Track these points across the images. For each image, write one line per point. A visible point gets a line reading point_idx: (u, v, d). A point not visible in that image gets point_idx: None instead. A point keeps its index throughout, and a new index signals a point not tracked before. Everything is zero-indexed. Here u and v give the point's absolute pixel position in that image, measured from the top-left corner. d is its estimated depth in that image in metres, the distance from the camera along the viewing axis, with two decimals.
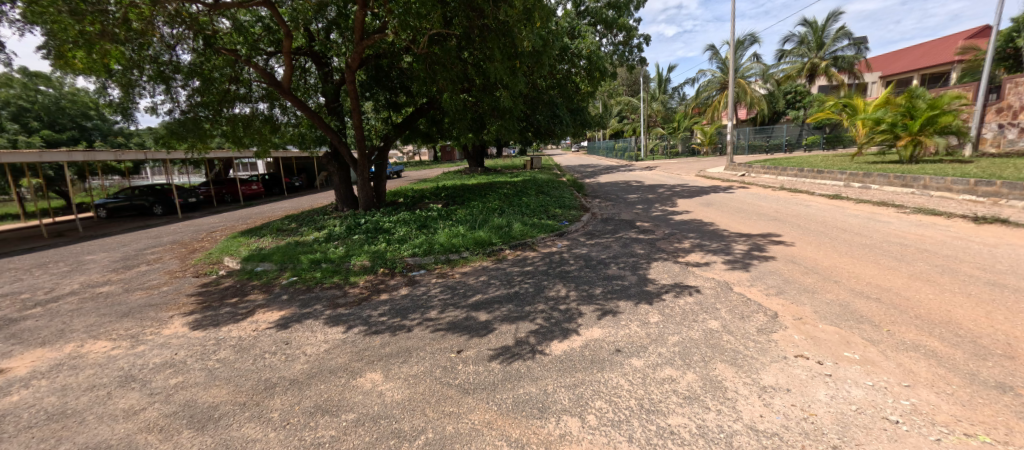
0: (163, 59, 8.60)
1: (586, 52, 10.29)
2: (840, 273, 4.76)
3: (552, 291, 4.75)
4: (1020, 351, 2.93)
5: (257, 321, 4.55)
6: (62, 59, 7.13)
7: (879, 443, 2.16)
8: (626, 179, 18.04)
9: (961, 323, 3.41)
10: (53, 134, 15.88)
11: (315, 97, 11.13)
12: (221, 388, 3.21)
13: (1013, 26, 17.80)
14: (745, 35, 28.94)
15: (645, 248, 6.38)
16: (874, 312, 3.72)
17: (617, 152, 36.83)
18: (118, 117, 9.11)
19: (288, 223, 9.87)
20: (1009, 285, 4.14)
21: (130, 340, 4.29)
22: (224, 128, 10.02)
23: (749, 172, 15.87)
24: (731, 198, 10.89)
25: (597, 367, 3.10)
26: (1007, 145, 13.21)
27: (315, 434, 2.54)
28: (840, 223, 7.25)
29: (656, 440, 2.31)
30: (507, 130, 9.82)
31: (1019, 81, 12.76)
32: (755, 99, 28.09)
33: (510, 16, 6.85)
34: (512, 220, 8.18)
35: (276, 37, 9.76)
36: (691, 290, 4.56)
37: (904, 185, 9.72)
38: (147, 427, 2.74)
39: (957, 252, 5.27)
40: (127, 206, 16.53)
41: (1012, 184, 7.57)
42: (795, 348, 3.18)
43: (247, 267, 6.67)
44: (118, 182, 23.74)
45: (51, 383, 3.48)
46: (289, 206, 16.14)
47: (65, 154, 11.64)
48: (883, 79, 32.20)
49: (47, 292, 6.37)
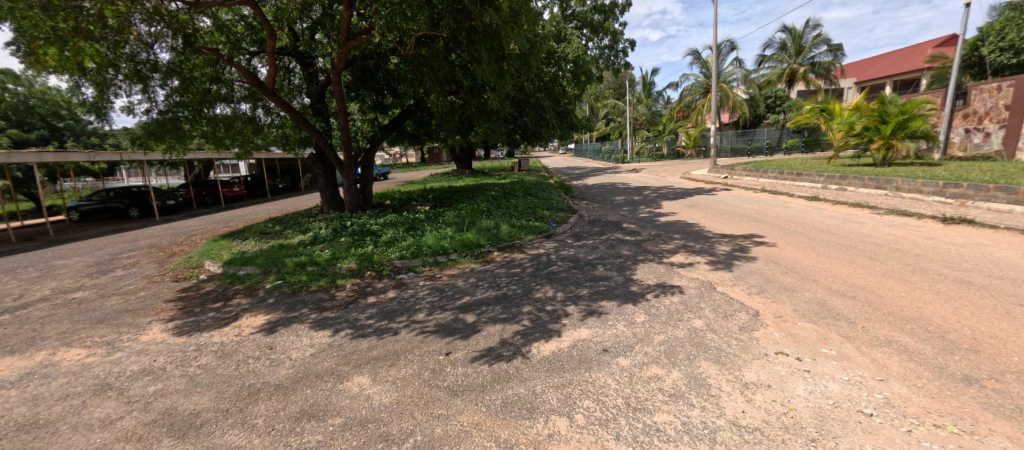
0: (140, 58, 8.37)
1: (572, 56, 10.51)
2: (819, 272, 4.92)
3: (539, 292, 4.79)
4: (985, 345, 3.08)
5: (240, 326, 4.46)
6: (34, 56, 6.83)
7: (855, 436, 2.24)
8: (612, 181, 18.25)
9: (930, 319, 3.56)
10: (21, 134, 15.31)
11: (300, 98, 10.93)
12: (203, 395, 3.15)
13: (978, 36, 18.55)
14: (724, 41, 29.55)
15: (632, 249, 6.49)
16: (850, 309, 3.85)
17: (603, 154, 37.21)
18: (92, 117, 8.85)
19: (271, 226, 9.69)
20: (976, 283, 4.32)
21: (105, 347, 4.17)
22: (204, 129, 9.83)
23: (732, 175, 16.28)
24: (715, 200, 11.12)
25: (585, 367, 3.14)
26: (974, 149, 13.72)
27: (302, 439, 2.52)
28: (818, 224, 7.47)
29: (643, 438, 2.35)
30: (494, 132, 9.83)
31: (983, 88, 13.25)
32: (737, 102, 28.87)
33: (497, 20, 6.87)
34: (500, 222, 8.21)
35: (259, 37, 9.60)
36: (675, 289, 4.65)
37: (877, 187, 10.08)
38: (126, 436, 2.67)
39: (926, 252, 5.50)
40: (102, 209, 16.09)
41: (978, 186, 7.95)
42: (775, 345, 3.28)
43: (228, 271, 6.55)
44: (91, 184, 23.09)
45: (21, 393, 3.36)
46: (273, 208, 15.86)
47: (36, 155, 11.22)
48: (859, 85, 33.20)
49: (16, 299, 6.12)
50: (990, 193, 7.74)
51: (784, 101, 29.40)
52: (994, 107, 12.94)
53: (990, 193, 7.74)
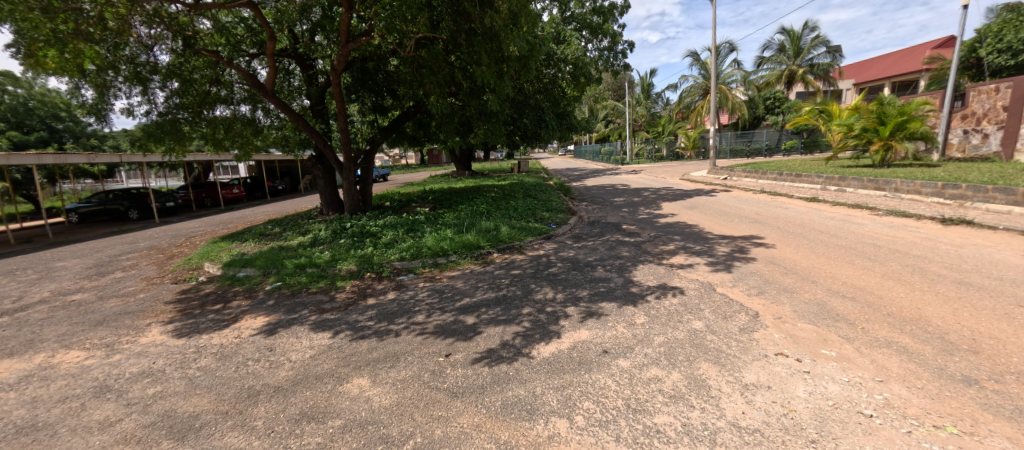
0: (140, 60, 8.40)
1: (572, 57, 10.54)
2: (818, 273, 4.93)
3: (539, 293, 4.80)
4: (985, 346, 3.09)
5: (240, 328, 4.46)
6: (34, 58, 6.85)
7: (855, 437, 2.25)
8: (611, 183, 18.27)
9: (930, 320, 3.57)
10: (21, 136, 15.32)
11: (299, 100, 10.94)
12: (202, 397, 3.14)
13: (975, 37, 18.61)
14: (723, 43, 29.63)
15: (632, 250, 6.50)
16: (850, 310, 3.85)
17: (603, 155, 37.28)
18: (91, 119, 8.86)
19: (271, 228, 9.69)
20: (975, 284, 4.33)
21: (104, 349, 4.16)
22: (204, 131, 9.83)
23: (731, 175, 16.33)
24: (714, 201, 11.13)
25: (585, 369, 3.14)
26: (972, 150, 13.73)
27: (301, 442, 2.52)
28: (817, 225, 7.48)
29: (642, 439, 2.36)
30: (494, 133, 9.84)
31: (981, 90, 13.27)
32: (736, 104, 28.96)
33: (496, 22, 6.88)
34: (500, 223, 8.23)
35: (258, 39, 9.56)
36: (675, 290, 4.66)
37: (876, 188, 10.10)
38: (125, 439, 2.67)
39: (925, 252, 5.51)
40: (101, 211, 16.08)
41: (977, 187, 7.97)
42: (775, 346, 3.28)
43: (228, 272, 6.55)
44: (91, 186, 23.09)
45: (20, 395, 3.35)
46: (272, 210, 15.87)
47: (35, 157, 11.23)
48: (857, 86, 33.26)
49: (15, 301, 6.11)
50: (988, 194, 7.76)
51: (783, 103, 29.48)
52: (992, 109, 12.97)
53: (988, 194, 7.76)
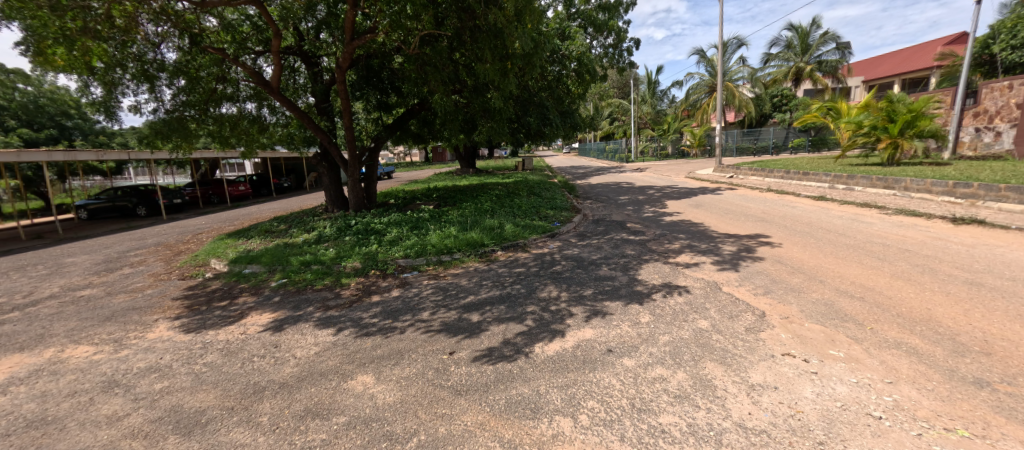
0: (147, 57, 8.41)
1: (576, 53, 10.48)
2: (825, 272, 4.87)
3: (543, 291, 4.78)
4: (997, 348, 3.04)
5: (246, 324, 4.49)
6: (43, 56, 6.90)
7: (863, 439, 2.22)
8: (616, 181, 18.24)
9: (940, 321, 3.51)
10: (32, 133, 15.53)
11: (305, 97, 11.00)
12: (209, 393, 3.16)
13: (989, 33, 18.29)
14: (730, 39, 29.44)
15: (637, 249, 6.45)
16: (858, 311, 3.81)
17: (608, 153, 37.08)
18: (100, 117, 8.89)
19: (277, 225, 9.73)
20: (987, 284, 4.27)
21: (113, 344, 4.21)
22: (211, 128, 10.03)
23: (738, 173, 16.25)
24: (721, 199, 11.08)
25: (589, 367, 3.13)
26: (983, 148, 13.54)
27: (305, 438, 2.53)
28: (825, 224, 7.40)
29: (648, 439, 2.34)
30: (498, 131, 9.80)
31: (994, 87, 13.03)
32: (742, 101, 28.83)
33: (501, 19, 6.82)
34: (504, 221, 8.22)
35: (264, 36, 9.69)
36: (681, 290, 4.62)
37: (886, 187, 9.96)
38: (132, 434, 2.69)
39: (936, 252, 5.42)
40: (110, 207, 16.26)
41: (989, 186, 7.84)
42: (782, 347, 3.24)
43: (234, 269, 6.57)
44: (100, 182, 23.36)
45: (29, 389, 3.39)
46: (277, 207, 15.98)
47: (44, 153, 11.28)
48: (867, 83, 32.79)
49: (25, 297, 6.19)
50: (1000, 193, 7.63)
51: (790, 100, 28.98)
52: (1005, 106, 12.75)
53: (1001, 193, 7.64)
